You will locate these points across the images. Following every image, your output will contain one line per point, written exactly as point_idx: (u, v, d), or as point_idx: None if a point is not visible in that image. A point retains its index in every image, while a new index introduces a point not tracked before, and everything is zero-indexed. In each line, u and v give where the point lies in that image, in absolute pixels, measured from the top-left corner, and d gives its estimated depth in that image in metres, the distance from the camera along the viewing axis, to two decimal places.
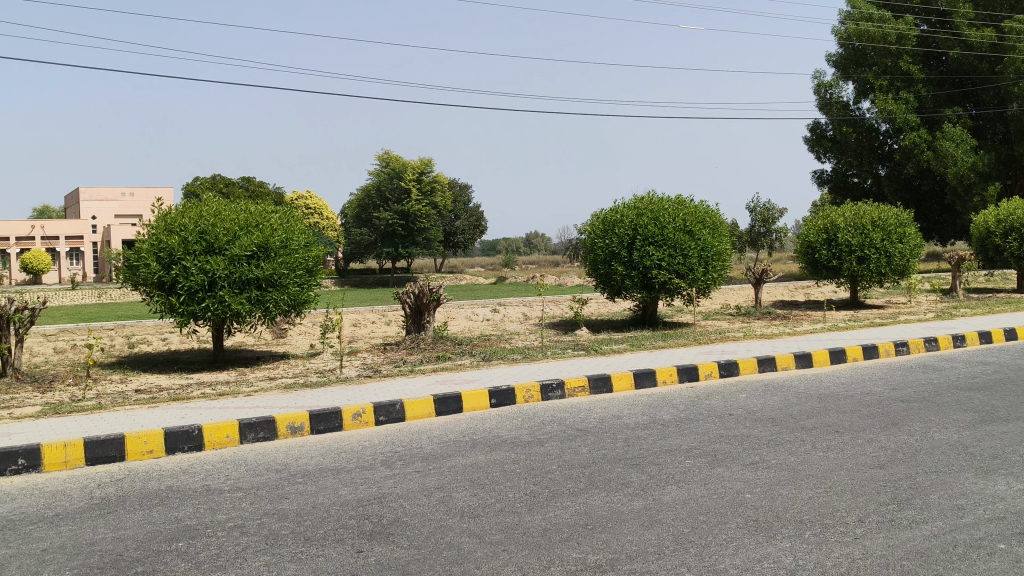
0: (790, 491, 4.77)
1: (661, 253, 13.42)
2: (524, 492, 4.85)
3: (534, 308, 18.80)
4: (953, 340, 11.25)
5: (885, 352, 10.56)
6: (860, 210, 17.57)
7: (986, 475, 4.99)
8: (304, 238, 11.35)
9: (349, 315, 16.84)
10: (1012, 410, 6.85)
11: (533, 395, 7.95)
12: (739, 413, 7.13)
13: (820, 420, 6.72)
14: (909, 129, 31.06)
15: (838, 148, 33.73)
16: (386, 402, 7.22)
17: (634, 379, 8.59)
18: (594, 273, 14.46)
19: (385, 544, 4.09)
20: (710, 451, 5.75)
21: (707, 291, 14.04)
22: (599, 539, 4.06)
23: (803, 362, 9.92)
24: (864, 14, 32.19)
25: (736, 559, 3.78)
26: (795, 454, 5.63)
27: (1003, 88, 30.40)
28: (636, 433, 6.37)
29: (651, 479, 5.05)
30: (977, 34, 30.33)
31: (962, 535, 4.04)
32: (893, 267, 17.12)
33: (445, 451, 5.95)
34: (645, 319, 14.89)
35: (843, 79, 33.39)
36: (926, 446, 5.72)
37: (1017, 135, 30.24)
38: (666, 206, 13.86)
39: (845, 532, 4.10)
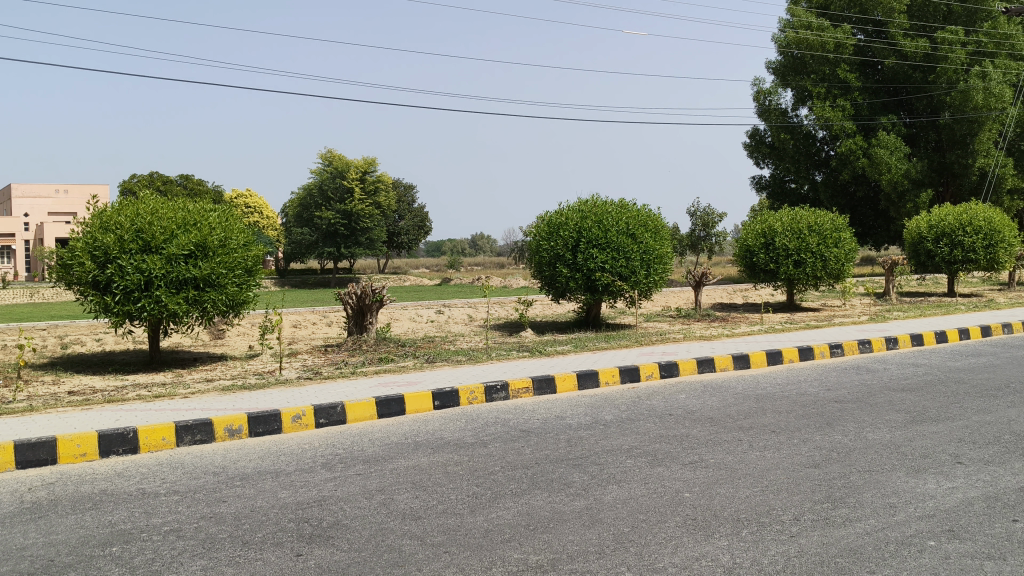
0: (728, 490, 4.84)
1: (604, 256, 13.51)
2: (466, 494, 4.84)
3: (478, 309, 18.81)
4: (887, 342, 11.54)
5: (820, 353, 10.79)
6: (797, 215, 17.91)
7: (917, 474, 5.12)
8: (244, 237, 11.17)
9: (290, 316, 16.64)
10: (942, 411, 7.04)
11: (477, 396, 7.94)
12: (679, 413, 7.21)
13: (757, 421, 6.83)
14: (845, 136, 31.81)
15: (776, 155, 34.46)
16: (326, 404, 7.13)
17: (577, 379, 8.64)
18: (538, 276, 14.51)
19: (325, 547, 4.04)
20: (650, 451, 5.80)
21: (648, 293, 14.17)
22: (540, 540, 4.07)
23: (741, 363, 10.09)
24: (803, 22, 32.75)
25: (675, 558, 3.82)
26: (733, 453, 5.71)
27: (935, 97, 31.51)
28: (579, 433, 6.41)
29: (592, 479, 5.07)
30: (912, 45, 31.39)
31: (894, 533, 4.13)
32: (828, 271, 17.52)
33: (388, 453, 5.91)
34: (588, 321, 15.00)
35: (781, 86, 34.14)
36: (859, 446, 5.85)
37: (949, 143, 31.17)
38: (609, 209, 13.96)
39: (781, 531, 4.16)
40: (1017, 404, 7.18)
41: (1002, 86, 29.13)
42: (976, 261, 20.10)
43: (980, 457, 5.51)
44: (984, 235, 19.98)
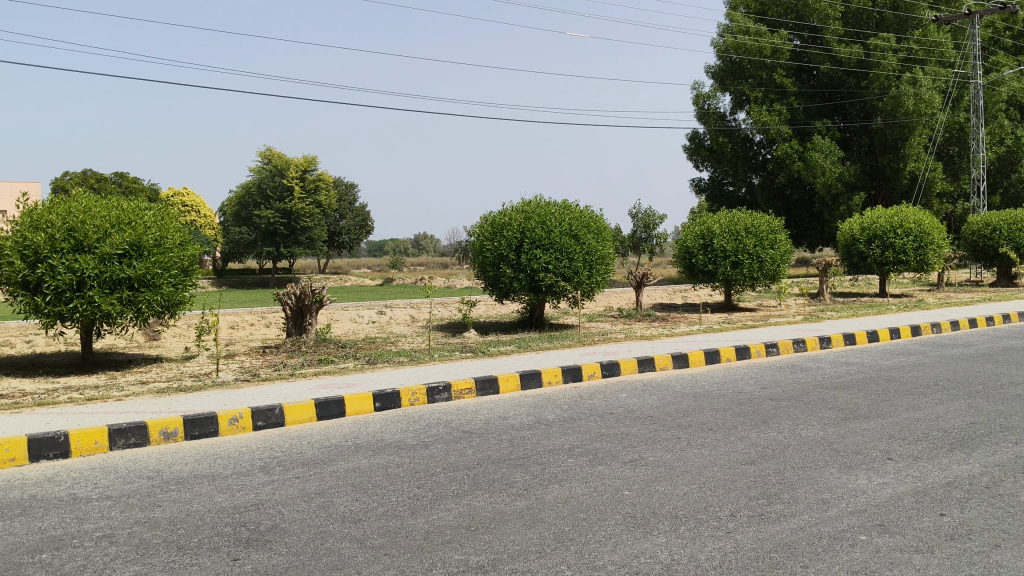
0: (667, 488, 4.90)
1: (547, 256, 13.56)
2: (408, 496, 4.81)
3: (421, 309, 18.73)
4: (820, 341, 11.80)
5: (756, 352, 10.98)
6: (734, 217, 18.18)
7: (849, 470, 5.24)
8: (181, 236, 10.97)
9: (227, 316, 16.38)
10: (873, 408, 7.23)
11: (419, 398, 7.90)
12: (620, 412, 7.28)
13: (695, 419, 6.92)
14: (781, 140, 32.39)
15: (715, 158, 35.00)
16: (265, 407, 7.03)
17: (520, 380, 8.66)
18: (481, 276, 14.49)
19: (263, 551, 3.98)
20: (591, 450, 5.84)
21: (590, 294, 14.28)
22: (481, 540, 4.07)
23: (680, 363, 10.22)
24: (741, 27, 33.28)
25: (614, 556, 3.86)
26: (672, 451, 5.79)
27: (868, 102, 32.34)
28: (521, 433, 6.43)
29: (533, 479, 5.09)
30: (846, 51, 32.11)
31: (826, 528, 4.22)
32: (765, 271, 17.87)
33: (327, 456, 5.85)
34: (531, 321, 15.05)
35: (720, 90, 34.66)
36: (794, 443, 5.97)
37: (882, 147, 31.94)
38: (553, 209, 14.03)
39: (718, 527, 4.23)
40: (945, 402, 7.39)
41: (931, 92, 29.99)
42: (907, 262, 20.68)
43: (910, 453, 5.66)
44: (914, 237, 20.56)
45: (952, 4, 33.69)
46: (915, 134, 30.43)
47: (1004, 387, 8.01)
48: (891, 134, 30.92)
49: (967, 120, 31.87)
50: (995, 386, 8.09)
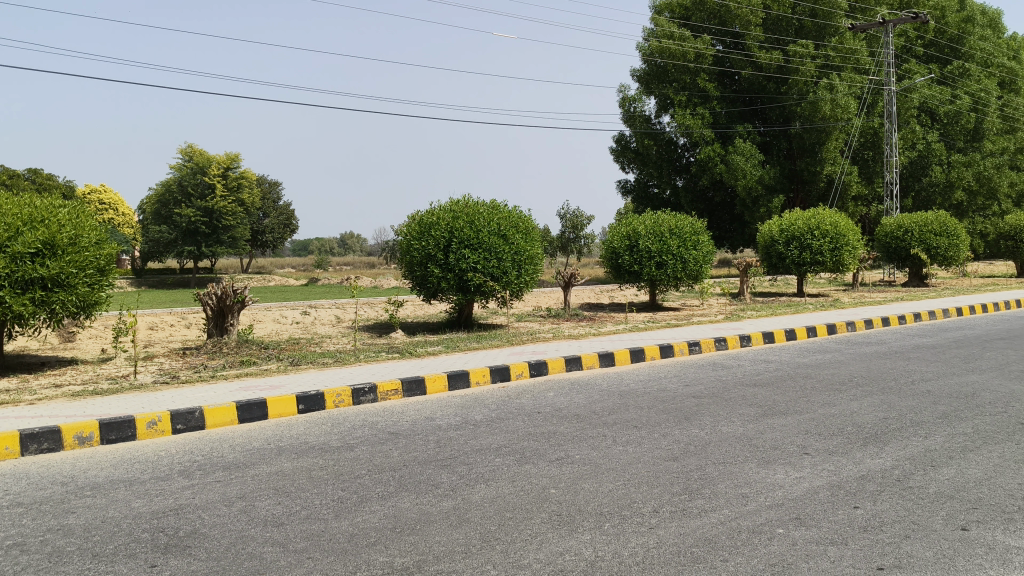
0: (592, 485, 4.95)
1: (476, 256, 13.56)
2: (331, 499, 4.76)
3: (346, 309, 18.52)
4: (741, 339, 12.06)
5: (680, 351, 11.18)
6: (659, 219, 18.46)
7: (768, 465, 5.38)
8: (97, 234, 10.66)
9: (145, 317, 15.95)
10: (791, 404, 7.43)
11: (344, 399, 7.83)
12: (547, 410, 7.34)
13: (619, 416, 7.02)
14: (704, 143, 33.02)
15: (640, 160, 35.52)
16: (184, 409, 6.88)
17: (448, 380, 8.64)
18: (408, 275, 14.40)
19: (182, 557, 3.90)
20: (519, 449, 5.87)
21: (518, 294, 14.34)
22: (406, 541, 4.05)
23: (606, 362, 10.32)
24: (666, 32, 33.85)
25: (540, 554, 3.88)
26: (597, 449, 5.85)
27: (787, 107, 33.22)
28: (448, 434, 6.42)
29: (460, 479, 5.09)
30: (767, 57, 33.07)
31: (746, 522, 4.33)
32: (688, 271, 18.20)
33: (250, 459, 5.74)
34: (459, 321, 15.04)
35: (645, 94, 35.16)
36: (715, 439, 6.09)
37: (800, 151, 32.88)
38: (481, 210, 14.03)
39: (641, 523, 4.29)
40: (859, 398, 7.63)
41: (847, 98, 30.89)
42: (823, 263, 21.28)
43: (825, 447, 5.83)
44: (831, 238, 21.17)
45: (868, 13, 34.87)
46: (832, 138, 31.35)
47: (914, 383, 8.31)
48: (809, 138, 31.81)
49: (881, 126, 32.90)
50: (905, 382, 8.40)
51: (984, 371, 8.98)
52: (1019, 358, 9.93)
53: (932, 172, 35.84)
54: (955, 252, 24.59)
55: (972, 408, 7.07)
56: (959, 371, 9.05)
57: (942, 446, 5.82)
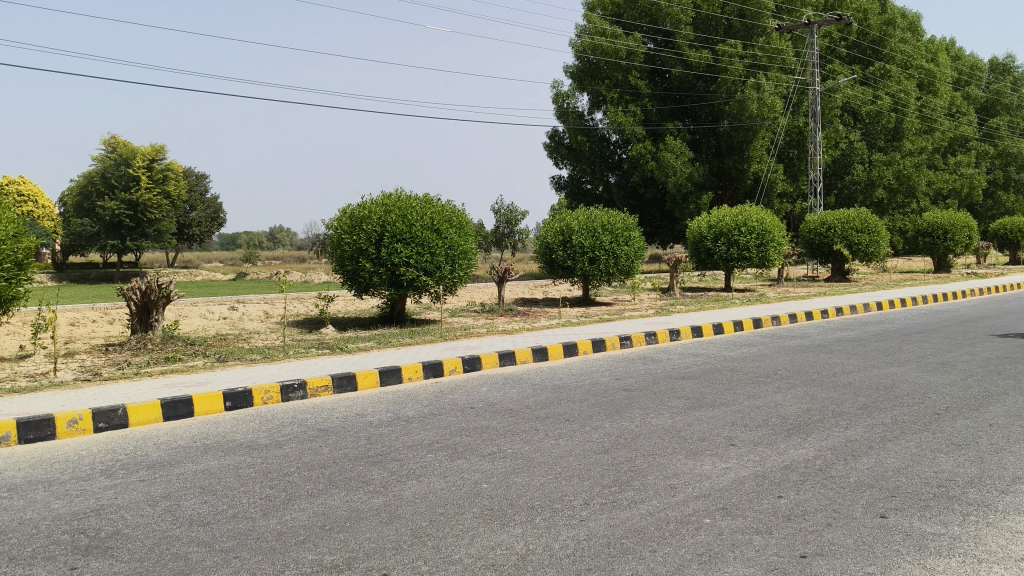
0: (524, 479, 4.98)
1: (408, 250, 13.49)
2: (259, 497, 4.69)
3: (276, 305, 18.23)
4: (671, 334, 12.26)
5: (611, 345, 11.30)
6: (592, 215, 18.61)
7: (695, 456, 5.48)
8: (15, 227, 10.27)
9: (66, 313, 15.46)
10: (718, 396, 7.58)
11: (273, 396, 7.71)
12: (480, 405, 7.34)
13: (552, 410, 7.07)
14: (636, 140, 33.38)
15: (573, 156, 35.76)
16: (106, 407, 6.70)
17: (379, 376, 8.57)
18: (339, 270, 14.23)
19: (103, 559, 3.80)
20: (451, 444, 5.86)
21: (452, 289, 14.32)
22: (336, 539, 4.02)
23: (539, 356, 10.37)
24: (598, 29, 33.94)
25: (471, 548, 3.89)
26: (529, 443, 5.88)
27: (716, 105, 33.80)
28: (379, 430, 6.38)
29: (391, 475, 5.07)
30: (697, 56, 33.64)
31: (674, 512, 4.40)
32: (620, 267, 18.40)
33: (175, 458, 5.62)
34: (392, 316, 14.95)
35: (578, 90, 35.38)
36: (644, 432, 6.18)
37: (728, 149, 33.55)
38: (414, 204, 13.94)
39: (572, 515, 4.33)
40: (784, 390, 7.82)
41: (773, 97, 31.54)
42: (750, 259, 21.74)
43: (751, 438, 5.96)
44: (757, 235, 21.65)
45: (794, 13, 35.62)
46: (758, 137, 32.02)
47: (835, 375, 8.55)
48: (737, 136, 32.41)
49: (805, 125, 33.81)
50: (827, 374, 8.63)
51: (902, 363, 9.28)
52: (935, 350, 10.30)
53: (854, 171, 36.93)
54: (876, 249, 25.32)
55: (891, 399, 7.30)
56: (878, 363, 9.33)
57: (862, 436, 5.99)
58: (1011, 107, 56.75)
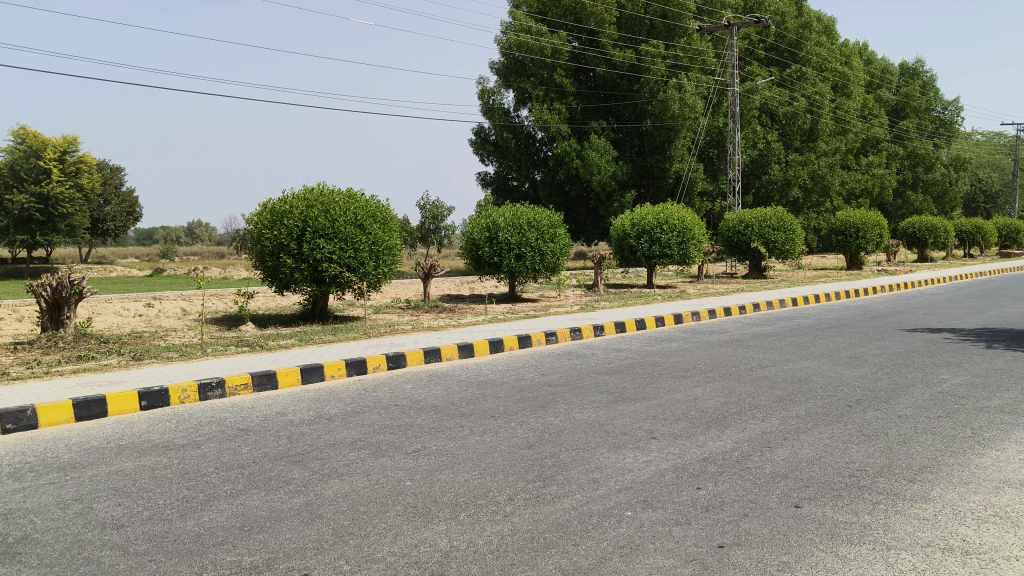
0: (448, 476, 4.97)
1: (331, 246, 13.34)
2: (176, 498, 4.59)
3: (193, 301, 17.81)
4: (595, 329, 12.40)
5: (537, 341, 11.38)
6: (517, 211, 18.65)
7: (617, 450, 5.55)
8: None
9: None
10: (639, 390, 7.70)
11: (190, 395, 7.54)
12: (404, 403, 7.31)
13: (478, 406, 7.09)
14: (561, 138, 33.62)
15: (499, 153, 35.79)
16: (14, 408, 6.46)
17: (300, 374, 8.45)
18: (259, 266, 13.98)
19: (10, 565, 3.66)
20: (374, 443, 5.82)
21: (376, 285, 14.21)
22: (255, 540, 3.95)
23: (465, 353, 10.37)
24: (523, 26, 33.87)
25: (394, 547, 3.87)
26: (454, 440, 5.88)
27: (639, 105, 34.27)
28: (301, 429, 6.29)
29: (313, 475, 5.01)
30: (620, 55, 34.05)
31: (597, 506, 4.46)
32: (546, 264, 18.54)
33: (86, 459, 5.47)
34: (315, 313, 14.79)
35: (504, 87, 35.43)
36: (568, 426, 6.24)
37: (650, 148, 34.08)
38: (336, 198, 13.78)
39: (495, 511, 4.35)
40: (702, 383, 8.01)
41: (694, 98, 32.14)
42: (672, 256, 22.10)
43: (671, 432, 6.07)
44: (678, 232, 22.04)
45: (714, 15, 36.30)
46: (680, 136, 32.60)
47: (752, 369, 8.77)
48: (658, 135, 32.94)
49: (725, 125, 34.61)
50: (744, 368, 8.84)
51: (816, 357, 9.57)
52: (846, 344, 10.64)
53: (771, 170, 37.85)
54: (791, 246, 26.01)
55: (805, 392, 7.51)
56: (793, 357, 9.61)
57: (778, 428, 6.16)
58: (919, 110, 58.83)
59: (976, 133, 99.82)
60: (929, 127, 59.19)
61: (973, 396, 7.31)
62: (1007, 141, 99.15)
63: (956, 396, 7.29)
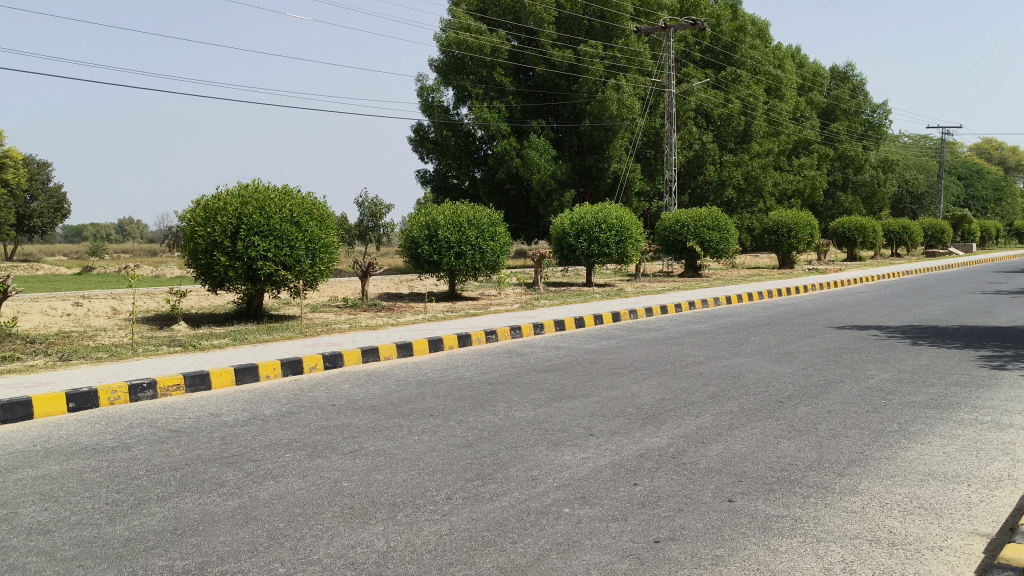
0: (386, 476, 4.94)
1: (266, 243, 13.15)
2: (106, 502, 4.48)
3: (124, 300, 17.38)
4: (535, 327, 12.46)
5: (477, 339, 11.38)
6: (457, 209, 18.60)
7: (556, 447, 5.59)
8: None
9: None
10: (577, 388, 7.77)
11: (120, 396, 7.37)
12: (342, 403, 7.25)
13: (416, 405, 7.06)
14: (500, 137, 33.69)
15: (439, 150, 35.69)
16: None
17: (234, 374, 8.32)
18: (192, 264, 13.71)
19: None
20: (310, 443, 5.75)
21: (313, 283, 14.06)
22: (188, 543, 3.88)
23: (403, 352, 10.34)
24: (462, 24, 33.83)
25: (330, 548, 3.84)
26: (391, 439, 5.85)
27: (578, 105, 34.51)
28: (235, 430, 6.19)
29: (247, 476, 4.94)
30: (559, 55, 34.24)
31: (536, 503, 4.48)
32: (485, 262, 18.56)
33: (11, 463, 5.30)
34: (249, 312, 14.57)
35: (443, 84, 35.34)
36: (507, 425, 6.25)
37: (589, 148, 34.36)
38: (271, 195, 13.59)
39: (433, 510, 4.35)
40: (639, 380, 8.10)
41: (632, 99, 32.49)
42: (610, 255, 22.31)
43: (608, 428, 6.14)
44: (616, 231, 22.25)
45: (650, 17, 36.61)
46: (618, 137, 32.89)
47: (688, 365, 8.91)
48: (597, 135, 33.19)
49: (661, 126, 35.06)
50: (679, 365, 8.98)
51: (749, 354, 9.75)
52: (778, 342, 10.87)
53: (706, 171, 38.42)
54: (726, 246, 26.46)
55: (738, 388, 7.66)
56: (727, 354, 9.79)
57: (712, 424, 6.27)
58: (848, 112, 60.35)
59: (902, 135, 102.94)
60: (857, 129, 60.70)
61: (899, 391, 7.53)
62: (931, 142, 102.22)
63: (883, 392, 7.50)
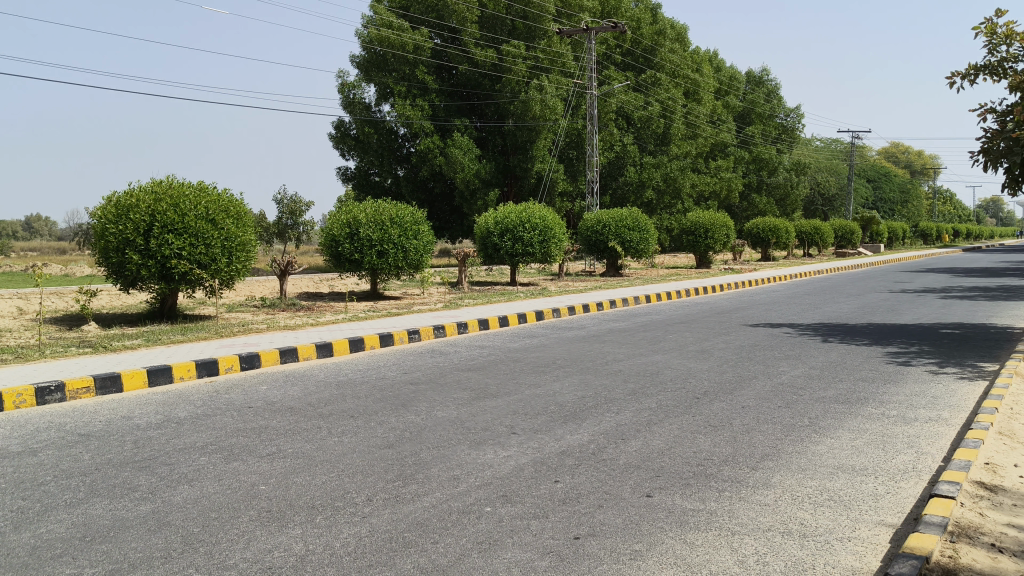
0: (305, 478, 4.89)
1: (180, 241, 12.85)
2: (10, 510, 4.32)
3: (30, 300, 16.73)
4: (458, 327, 12.44)
5: (399, 339, 11.31)
6: (379, 207, 18.45)
7: (478, 446, 5.60)
8: None
9: None
10: (499, 387, 7.80)
11: (25, 399, 7.12)
12: (259, 404, 7.13)
13: (336, 406, 6.99)
14: (423, 135, 33.54)
15: (361, 147, 35.35)
16: None
17: (147, 376, 8.11)
18: (102, 262, 13.27)
19: None
20: (226, 446, 5.64)
21: (229, 283, 13.80)
22: (97, 551, 3.78)
23: (323, 352, 10.21)
24: (384, 20, 33.60)
25: (246, 553, 3.78)
26: (311, 441, 5.79)
27: (501, 104, 34.61)
28: (147, 434, 6.03)
29: (161, 481, 4.82)
30: (482, 54, 34.25)
31: (456, 503, 4.48)
32: (408, 261, 18.45)
33: None
34: (163, 312, 14.20)
35: (365, 81, 35.04)
36: (429, 425, 6.24)
37: (512, 147, 34.47)
38: (186, 191, 13.29)
39: (354, 513, 4.31)
40: (561, 378, 8.18)
41: (554, 100, 32.74)
42: (534, 254, 22.42)
43: (530, 426, 6.19)
44: (539, 230, 22.39)
45: (572, 18, 36.89)
46: (541, 137, 33.09)
47: (608, 364, 9.03)
48: (521, 135, 33.31)
49: (583, 127, 35.38)
50: (600, 363, 9.10)
51: (666, 351, 9.95)
52: (695, 339, 11.10)
53: (627, 172, 38.97)
54: (645, 245, 26.87)
55: (657, 385, 7.80)
56: (646, 351, 9.95)
57: (631, 421, 6.37)
58: (763, 116, 62.21)
59: (814, 139, 106.20)
60: (772, 132, 62.84)
61: (809, 387, 7.78)
62: (842, 146, 105.74)
63: (794, 388, 7.74)
